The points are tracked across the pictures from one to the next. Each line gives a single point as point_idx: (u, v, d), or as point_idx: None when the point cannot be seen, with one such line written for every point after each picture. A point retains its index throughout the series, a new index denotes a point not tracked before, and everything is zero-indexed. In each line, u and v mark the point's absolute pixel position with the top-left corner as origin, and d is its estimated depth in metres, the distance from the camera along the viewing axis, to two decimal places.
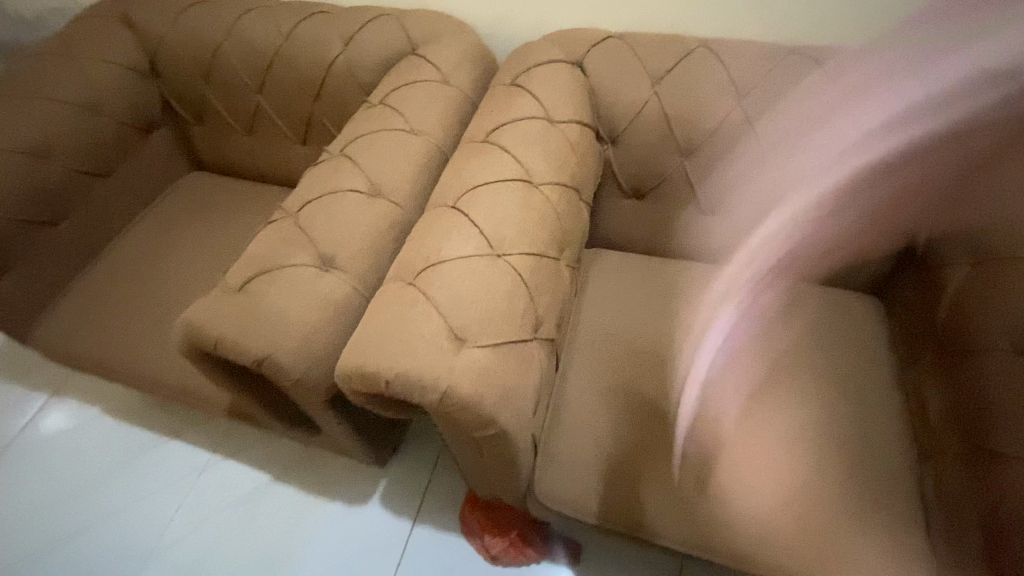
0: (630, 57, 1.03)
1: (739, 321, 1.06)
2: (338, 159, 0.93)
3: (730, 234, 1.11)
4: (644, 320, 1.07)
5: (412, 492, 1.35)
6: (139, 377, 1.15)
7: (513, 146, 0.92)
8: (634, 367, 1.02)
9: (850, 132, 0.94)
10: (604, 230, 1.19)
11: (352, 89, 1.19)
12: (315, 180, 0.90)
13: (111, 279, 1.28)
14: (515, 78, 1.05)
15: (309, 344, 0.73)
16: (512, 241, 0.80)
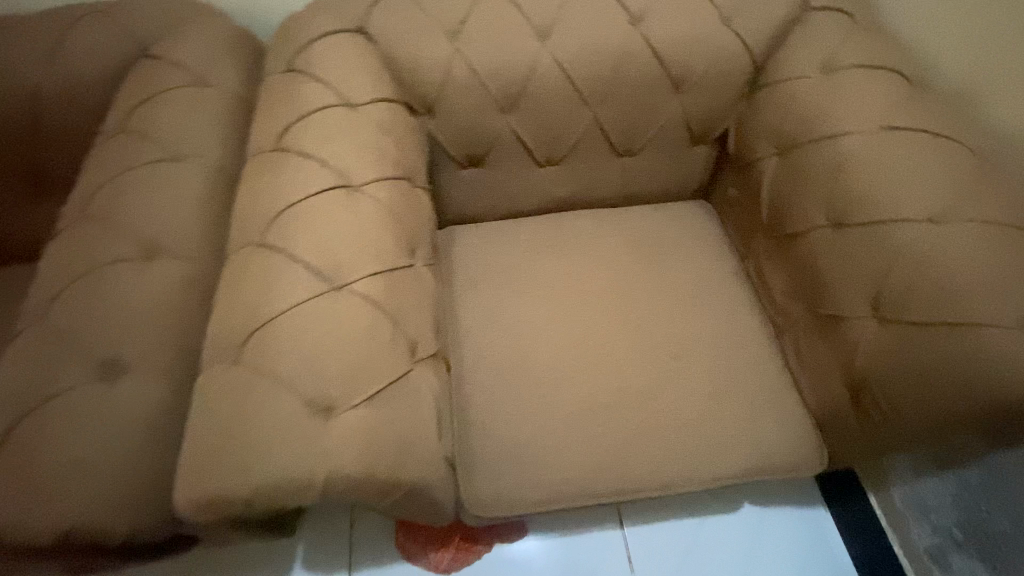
0: (416, 14, 0.91)
1: (600, 265, 1.09)
2: (84, 222, 0.70)
3: (570, 180, 1.10)
4: (515, 291, 1.06)
5: (339, 549, 1.18)
6: None
7: (315, 148, 0.76)
8: (522, 340, 1.00)
9: (651, 53, 0.94)
10: (450, 208, 1.11)
11: (72, 117, 0.89)
12: (57, 261, 0.67)
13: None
14: (291, 63, 0.87)
15: (129, 483, 0.55)
16: (348, 261, 0.66)
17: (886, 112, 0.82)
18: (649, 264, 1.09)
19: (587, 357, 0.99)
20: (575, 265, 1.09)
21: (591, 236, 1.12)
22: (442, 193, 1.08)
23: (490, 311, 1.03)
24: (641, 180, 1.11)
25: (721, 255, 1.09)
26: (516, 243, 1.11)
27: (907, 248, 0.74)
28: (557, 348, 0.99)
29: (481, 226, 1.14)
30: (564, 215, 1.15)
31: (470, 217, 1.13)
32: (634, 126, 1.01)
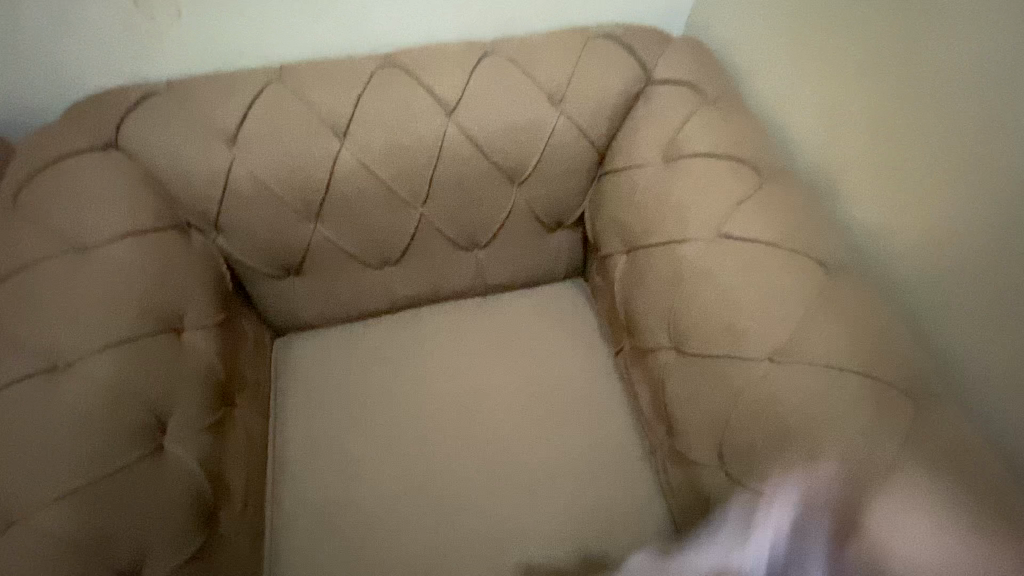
0: (180, 121, 0.76)
1: (456, 372, 0.96)
2: None
3: (416, 279, 0.96)
4: (356, 415, 0.93)
5: None
6: None
7: (20, 315, 0.61)
8: (360, 477, 0.87)
9: (472, 147, 0.81)
10: (281, 318, 0.96)
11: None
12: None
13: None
14: (20, 191, 0.71)
15: None
16: (21, 491, 0.53)
17: (730, 213, 0.70)
18: (508, 369, 0.96)
19: (431, 493, 0.86)
20: (427, 375, 0.96)
21: (446, 337, 0.99)
22: (263, 305, 0.93)
23: (324, 441, 0.90)
24: (497, 270, 0.98)
25: (591, 350, 0.97)
26: (360, 353, 0.98)
27: (747, 393, 0.61)
28: (401, 485, 0.86)
29: (323, 332, 0.99)
30: (419, 314, 1.01)
31: (306, 324, 0.98)
32: (470, 222, 0.88)
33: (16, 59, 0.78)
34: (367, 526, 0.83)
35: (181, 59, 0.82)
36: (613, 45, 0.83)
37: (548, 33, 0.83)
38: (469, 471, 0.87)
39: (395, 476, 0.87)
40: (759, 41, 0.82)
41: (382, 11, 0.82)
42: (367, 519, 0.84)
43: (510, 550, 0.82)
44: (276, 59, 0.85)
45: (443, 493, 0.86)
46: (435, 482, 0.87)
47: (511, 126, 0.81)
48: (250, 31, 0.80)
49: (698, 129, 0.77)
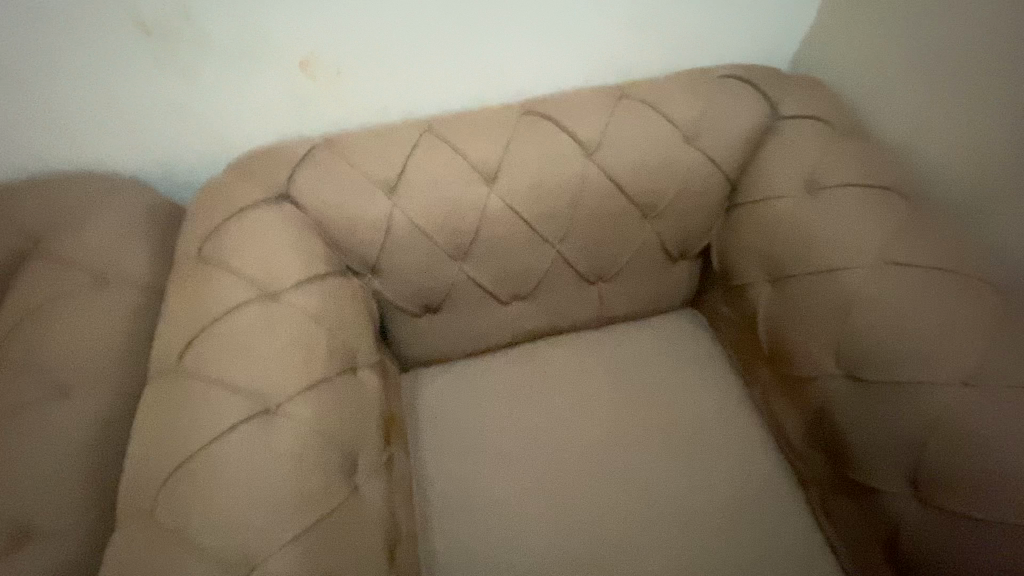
0: (344, 174, 0.80)
1: (585, 403, 0.96)
2: None
3: (541, 312, 0.98)
4: (490, 450, 0.92)
5: None
6: None
7: (229, 358, 0.65)
8: (505, 513, 0.87)
9: (611, 187, 0.85)
10: (411, 355, 0.98)
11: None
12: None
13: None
14: (202, 244, 0.76)
15: None
16: (255, 534, 0.55)
17: (888, 240, 0.72)
18: (636, 399, 0.96)
19: (577, 529, 0.85)
20: (557, 407, 0.96)
21: (570, 368, 0.99)
22: (397, 343, 0.95)
23: (463, 477, 0.90)
24: (619, 302, 1.00)
25: (718, 378, 0.97)
26: (486, 386, 0.98)
27: (946, 419, 0.62)
28: (548, 521, 0.86)
29: (448, 368, 1.01)
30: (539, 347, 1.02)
31: (432, 360, 1.00)
32: (602, 257, 0.91)
33: (188, 122, 0.84)
34: (518, 563, 0.83)
35: (333, 116, 0.88)
36: (739, 84, 0.87)
37: (676, 78, 0.88)
38: (613, 505, 0.87)
39: (539, 511, 0.87)
40: (886, 75, 0.85)
41: (521, 65, 0.87)
42: (517, 555, 0.84)
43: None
44: (417, 112, 0.90)
45: (591, 528, 0.85)
46: (580, 517, 0.86)
47: (648, 165, 0.85)
48: (400, 87, 0.86)
49: (838, 162, 0.79)
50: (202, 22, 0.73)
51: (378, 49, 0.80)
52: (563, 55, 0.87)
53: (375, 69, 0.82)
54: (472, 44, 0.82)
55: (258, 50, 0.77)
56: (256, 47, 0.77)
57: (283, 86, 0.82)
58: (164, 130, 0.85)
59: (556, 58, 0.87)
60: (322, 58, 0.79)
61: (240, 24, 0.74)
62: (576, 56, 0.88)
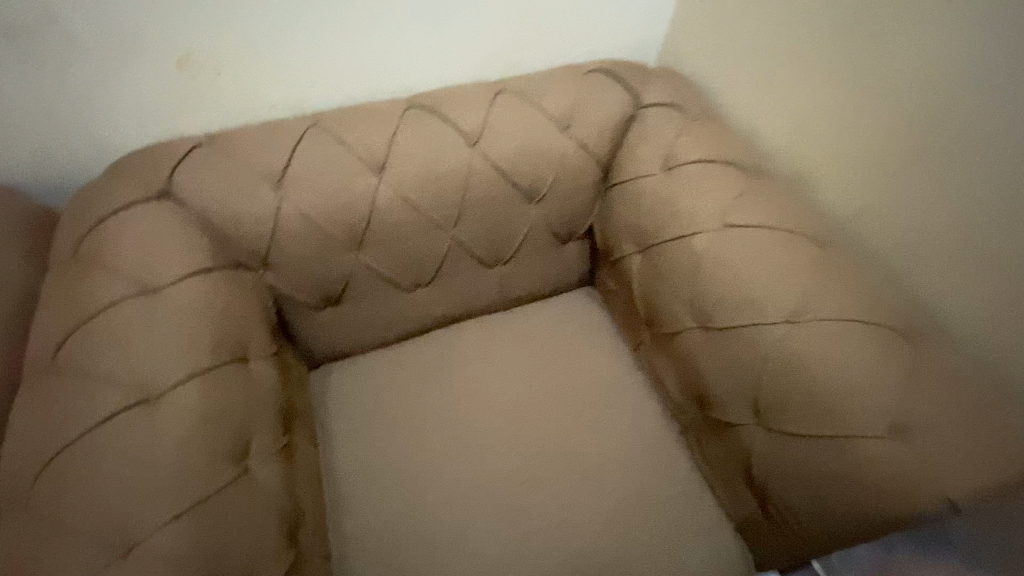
0: (230, 170, 0.82)
1: (489, 380, 1.01)
2: None
3: (444, 298, 1.03)
4: (399, 433, 0.95)
5: None
6: None
7: (109, 353, 0.65)
8: (415, 491, 0.90)
9: (495, 173, 0.91)
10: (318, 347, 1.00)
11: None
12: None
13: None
14: (81, 245, 0.75)
15: None
16: (138, 516, 0.56)
17: (729, 207, 0.82)
18: (538, 373, 1.02)
19: (485, 497, 0.90)
20: (464, 387, 1.00)
21: (476, 349, 1.04)
22: (301, 337, 0.96)
23: (373, 460, 0.93)
24: (517, 283, 1.06)
25: (611, 347, 1.05)
26: (396, 373, 1.01)
27: (774, 354, 0.72)
28: (457, 492, 0.90)
29: (357, 359, 1.03)
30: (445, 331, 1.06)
31: (341, 353, 1.02)
32: (495, 240, 0.97)
33: (61, 123, 0.82)
34: (429, 534, 0.87)
35: (217, 112, 0.88)
36: (606, 77, 0.96)
37: (550, 72, 0.96)
38: (518, 471, 0.92)
39: (448, 483, 0.91)
40: (728, 66, 0.97)
41: (403, 61, 0.92)
42: (428, 527, 0.87)
43: (569, 536, 0.87)
44: (305, 108, 0.93)
45: (498, 494, 0.90)
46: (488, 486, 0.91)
47: (529, 152, 0.92)
48: (287, 83, 0.88)
49: (691, 143, 0.90)
50: (66, 20, 0.72)
51: (257, 45, 0.82)
52: (444, 53, 0.93)
53: (255, 66, 0.84)
54: (353, 41, 0.86)
55: (129, 48, 0.77)
56: (126, 46, 0.76)
57: (162, 85, 0.82)
58: (35, 133, 0.82)
59: (437, 55, 0.93)
60: (198, 55, 0.80)
61: (106, 20, 0.73)
62: (456, 54, 0.94)
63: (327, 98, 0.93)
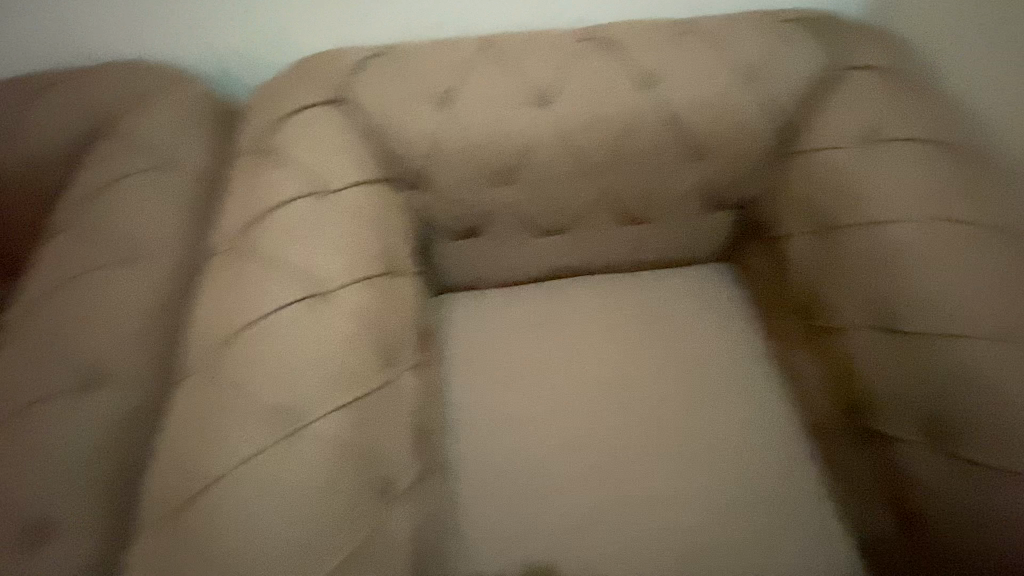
0: (401, 85, 0.82)
1: (609, 341, 0.98)
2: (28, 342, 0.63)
3: (576, 250, 0.99)
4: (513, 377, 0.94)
5: None
6: None
7: (283, 247, 0.69)
8: (524, 434, 0.91)
9: (662, 123, 0.85)
10: (444, 279, 1.00)
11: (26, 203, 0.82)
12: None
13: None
14: (260, 142, 0.79)
15: None
16: (305, 400, 0.59)
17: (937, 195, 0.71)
18: (659, 345, 0.97)
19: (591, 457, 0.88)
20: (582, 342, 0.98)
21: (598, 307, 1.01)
22: (433, 265, 0.97)
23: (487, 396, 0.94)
24: (653, 247, 1.00)
25: (742, 331, 0.98)
26: (516, 316, 1.00)
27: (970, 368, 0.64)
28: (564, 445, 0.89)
29: (479, 296, 1.03)
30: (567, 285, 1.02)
31: (465, 287, 1.02)
32: (644, 196, 0.91)
33: (251, 22, 0.86)
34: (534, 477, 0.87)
35: (391, 28, 0.88)
36: (803, 31, 0.85)
37: (738, 20, 0.87)
38: (629, 436, 0.90)
39: (557, 433, 0.90)
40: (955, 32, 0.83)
41: None
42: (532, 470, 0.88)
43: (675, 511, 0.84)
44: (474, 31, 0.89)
45: (605, 454, 0.88)
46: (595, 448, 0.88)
47: (703, 105, 0.84)
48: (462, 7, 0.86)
49: (897, 114, 0.78)
50: None
51: None
52: None
53: None
54: None
55: None
56: None
57: None
58: (227, 30, 0.87)
59: None
60: None
61: None
62: None
63: (498, 23, 0.90)
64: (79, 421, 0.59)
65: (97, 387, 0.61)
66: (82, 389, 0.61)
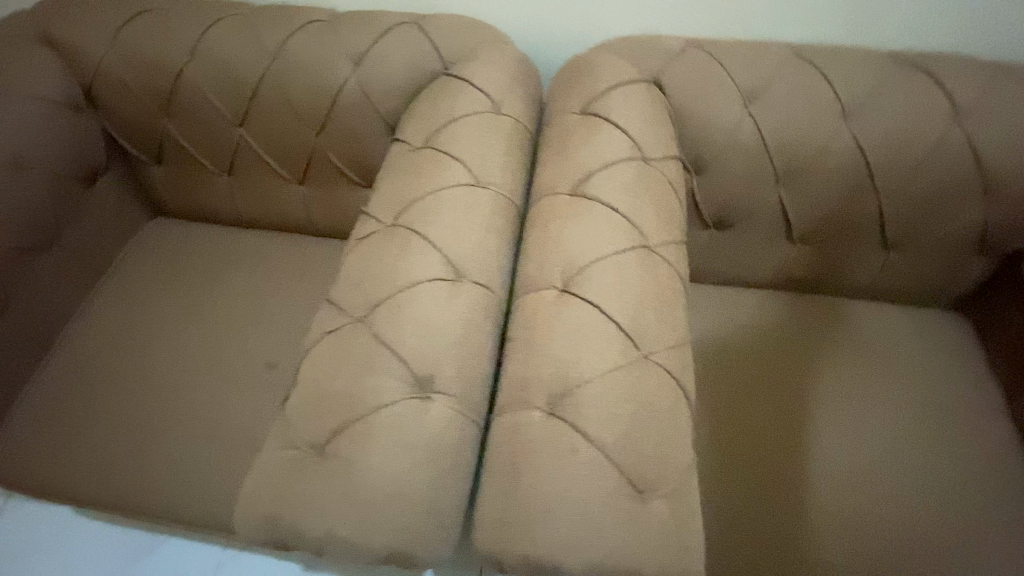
0: (713, 76, 0.89)
1: (845, 358, 0.95)
2: (401, 233, 0.73)
3: (823, 262, 0.98)
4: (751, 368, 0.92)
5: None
6: (133, 484, 0.92)
7: (619, 198, 0.75)
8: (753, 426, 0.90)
9: (964, 152, 0.86)
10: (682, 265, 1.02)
11: (371, 132, 0.98)
12: (357, 267, 0.71)
13: (66, 375, 1.02)
14: (587, 105, 0.86)
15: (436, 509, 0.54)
16: (647, 331, 0.64)
17: None
18: (900, 377, 0.94)
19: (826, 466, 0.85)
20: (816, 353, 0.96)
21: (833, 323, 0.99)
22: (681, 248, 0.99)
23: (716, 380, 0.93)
24: (903, 278, 0.98)
25: (984, 381, 0.94)
26: (751, 312, 1.00)
27: None
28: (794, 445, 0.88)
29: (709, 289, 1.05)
30: (809, 295, 1.01)
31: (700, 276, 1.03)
32: (918, 220, 0.91)
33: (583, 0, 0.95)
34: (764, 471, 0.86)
35: (696, 24, 0.96)
36: None
37: None
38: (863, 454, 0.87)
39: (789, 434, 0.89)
40: None
41: (891, 20, 0.92)
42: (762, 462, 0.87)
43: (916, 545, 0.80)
44: (769, 36, 0.96)
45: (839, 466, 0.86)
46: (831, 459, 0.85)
47: (1010, 141, 0.85)
48: (779, 13, 0.93)
49: None
50: None
51: None
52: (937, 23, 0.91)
53: None
54: None
55: None
56: None
57: None
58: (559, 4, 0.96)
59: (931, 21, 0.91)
60: None
61: None
62: (948, 29, 0.91)
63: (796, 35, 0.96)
64: (449, 298, 0.67)
65: (461, 274, 0.70)
66: (450, 273, 0.70)
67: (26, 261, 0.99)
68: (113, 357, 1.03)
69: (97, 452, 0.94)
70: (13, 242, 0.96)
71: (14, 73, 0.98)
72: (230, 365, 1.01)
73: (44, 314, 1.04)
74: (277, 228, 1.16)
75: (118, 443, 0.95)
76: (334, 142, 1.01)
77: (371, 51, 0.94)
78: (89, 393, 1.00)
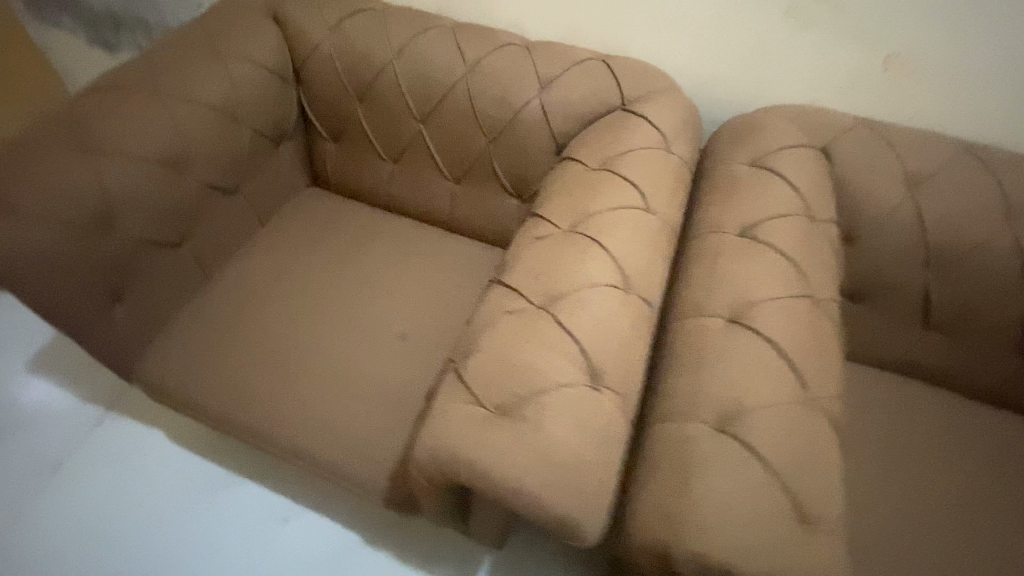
0: (881, 154, 0.92)
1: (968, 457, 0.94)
2: (581, 238, 0.78)
3: (961, 357, 0.97)
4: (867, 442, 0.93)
5: (522, 565, 1.24)
6: (269, 416, 1.00)
7: (788, 248, 0.79)
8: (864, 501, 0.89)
9: None
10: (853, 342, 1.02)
11: (538, 149, 1.07)
12: (535, 262, 0.77)
13: (219, 306, 1.09)
14: (756, 159, 0.91)
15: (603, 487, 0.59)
16: (809, 375, 0.67)
17: None
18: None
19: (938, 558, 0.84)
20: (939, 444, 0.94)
21: (962, 419, 0.97)
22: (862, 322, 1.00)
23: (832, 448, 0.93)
24: None
25: None
26: (871, 388, 1.00)
27: None
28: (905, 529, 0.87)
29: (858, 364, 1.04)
30: (934, 384, 1.00)
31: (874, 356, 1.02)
32: None
33: (759, 64, 1.03)
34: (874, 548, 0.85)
35: (860, 104, 1.01)
36: None
37: None
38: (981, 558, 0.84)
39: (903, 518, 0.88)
40: None
41: None
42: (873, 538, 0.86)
43: None
44: (931, 126, 1.00)
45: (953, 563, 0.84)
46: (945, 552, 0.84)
47: None
48: (956, 105, 0.96)
49: None
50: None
51: (957, 66, 0.92)
52: None
53: (936, 79, 0.94)
54: None
55: (872, 33, 0.93)
56: (874, 30, 0.92)
57: (860, 67, 0.97)
58: (737, 63, 1.04)
59: None
60: (907, 55, 0.93)
61: (879, 10, 0.90)
62: None
63: (960, 129, 0.99)
64: (628, 310, 0.72)
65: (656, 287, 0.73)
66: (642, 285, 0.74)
67: (216, 198, 1.08)
68: (264, 300, 1.11)
69: (240, 381, 1.03)
70: (213, 180, 1.06)
71: (244, 40, 1.11)
72: (366, 329, 1.09)
73: (216, 246, 1.11)
74: (420, 216, 1.27)
75: (261, 377, 1.03)
76: (502, 151, 1.10)
77: (559, 78, 1.03)
78: (238, 327, 1.08)
